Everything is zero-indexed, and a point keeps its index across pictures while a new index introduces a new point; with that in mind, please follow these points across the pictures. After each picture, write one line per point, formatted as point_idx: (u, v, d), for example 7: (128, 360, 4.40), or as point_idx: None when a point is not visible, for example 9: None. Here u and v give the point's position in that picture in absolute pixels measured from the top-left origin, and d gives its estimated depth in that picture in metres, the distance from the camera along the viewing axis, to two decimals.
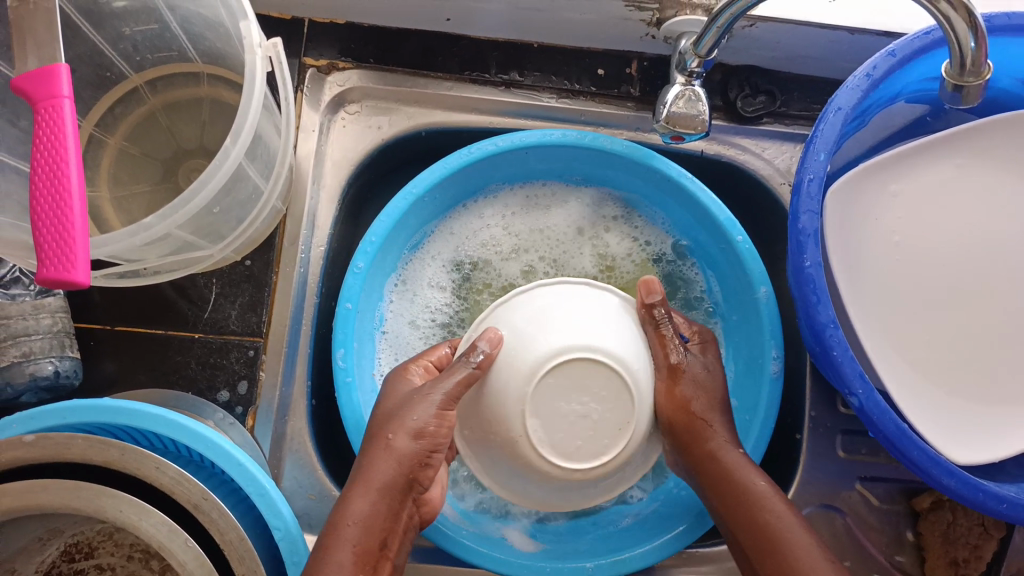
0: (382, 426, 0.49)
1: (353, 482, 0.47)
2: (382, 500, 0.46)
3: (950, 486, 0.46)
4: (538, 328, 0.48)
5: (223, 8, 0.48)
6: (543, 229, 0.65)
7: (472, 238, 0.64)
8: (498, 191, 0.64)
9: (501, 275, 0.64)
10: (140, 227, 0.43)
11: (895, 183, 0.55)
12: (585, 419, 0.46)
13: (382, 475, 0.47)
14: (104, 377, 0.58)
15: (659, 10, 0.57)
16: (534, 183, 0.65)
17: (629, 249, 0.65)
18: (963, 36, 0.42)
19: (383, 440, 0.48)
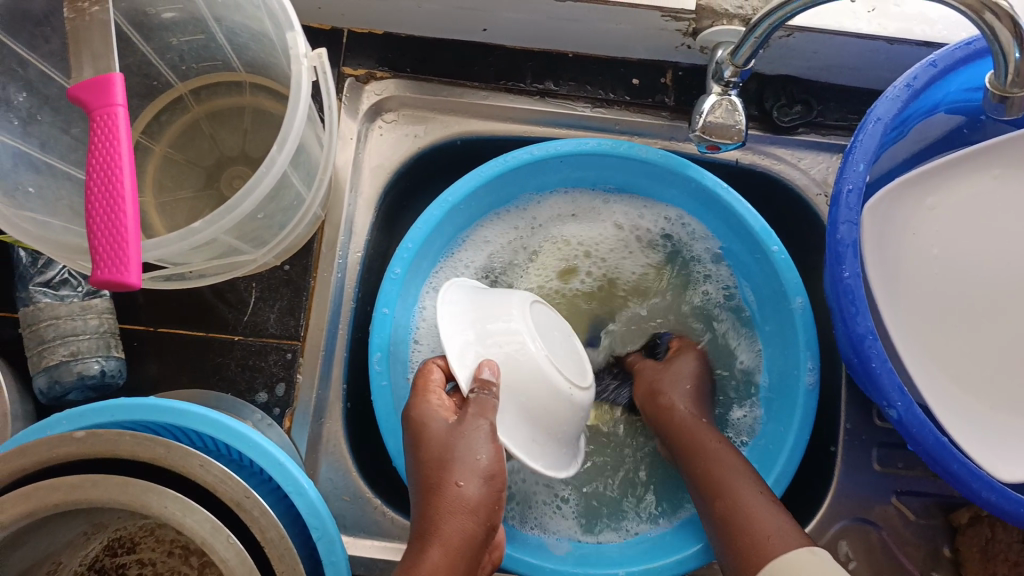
0: (444, 472, 0.46)
1: (426, 543, 0.43)
2: (460, 554, 0.43)
3: (991, 500, 0.45)
4: (493, 321, 0.52)
5: (268, 20, 0.49)
6: (570, 238, 0.66)
7: (501, 247, 0.65)
8: (526, 202, 0.65)
9: (531, 283, 0.65)
10: (190, 231, 0.44)
11: (933, 196, 0.54)
12: (570, 353, 0.56)
13: (452, 525, 0.44)
14: (147, 377, 0.60)
15: (696, 19, 0.57)
16: (558, 194, 0.65)
17: (647, 259, 0.66)
18: (1007, 47, 0.42)
19: (447, 488, 0.45)
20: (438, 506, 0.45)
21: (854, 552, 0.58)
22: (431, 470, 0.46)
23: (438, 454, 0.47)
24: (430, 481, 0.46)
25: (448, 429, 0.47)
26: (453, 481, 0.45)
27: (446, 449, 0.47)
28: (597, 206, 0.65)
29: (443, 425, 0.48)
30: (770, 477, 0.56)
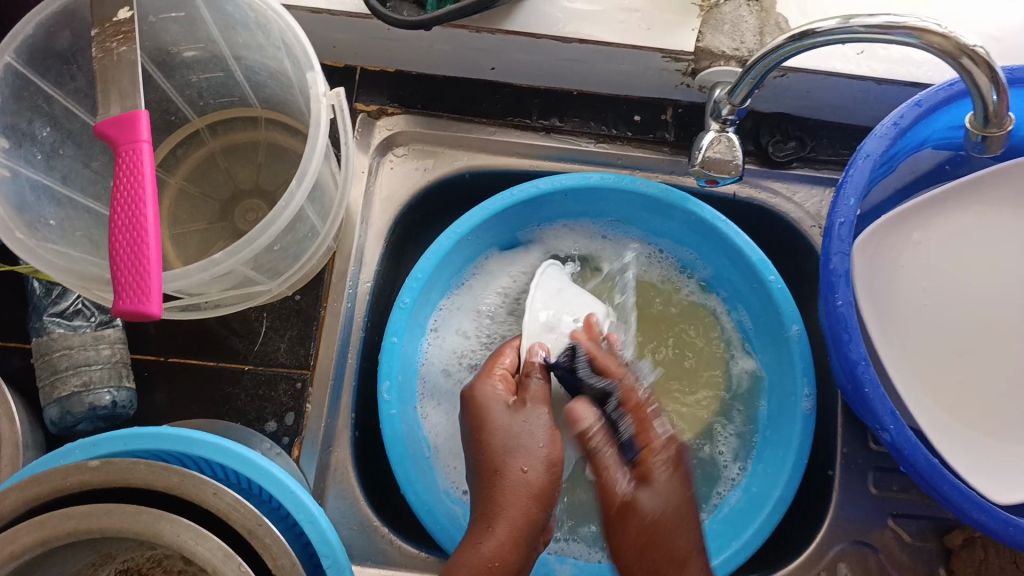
0: (511, 458, 0.47)
1: (489, 523, 0.44)
2: (527, 525, 0.44)
3: (983, 521, 0.47)
4: (563, 309, 0.59)
5: (286, 59, 0.51)
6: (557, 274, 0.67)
7: (489, 287, 0.65)
8: (521, 239, 0.66)
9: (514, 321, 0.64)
10: (211, 262, 0.45)
11: (919, 230, 0.57)
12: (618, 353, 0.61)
13: (520, 506, 0.45)
14: (156, 405, 0.60)
15: (695, 60, 0.59)
16: (555, 226, 0.67)
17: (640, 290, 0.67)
18: (986, 90, 0.45)
19: (519, 469, 0.46)
20: (506, 483, 0.45)
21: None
22: (497, 455, 0.47)
23: (506, 438, 0.48)
24: (498, 463, 0.47)
25: (515, 418, 0.49)
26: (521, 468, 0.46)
27: (520, 437, 0.48)
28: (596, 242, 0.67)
29: (510, 414, 0.49)
30: (769, 502, 0.57)
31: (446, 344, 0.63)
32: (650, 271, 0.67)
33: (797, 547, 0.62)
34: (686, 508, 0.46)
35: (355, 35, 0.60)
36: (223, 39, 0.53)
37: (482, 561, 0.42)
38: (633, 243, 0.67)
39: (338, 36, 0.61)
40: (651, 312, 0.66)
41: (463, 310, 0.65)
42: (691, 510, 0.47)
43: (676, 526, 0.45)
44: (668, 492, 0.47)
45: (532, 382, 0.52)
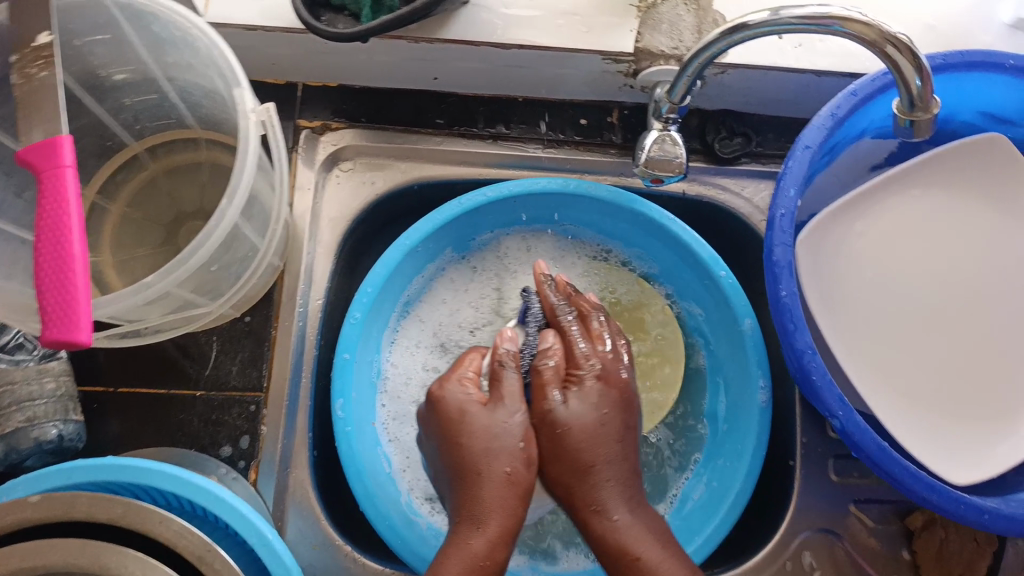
0: (493, 458, 0.45)
1: (475, 522, 0.44)
2: (511, 515, 0.44)
3: (932, 500, 0.46)
4: None
5: (217, 77, 0.50)
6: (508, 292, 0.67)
7: (438, 312, 0.65)
8: (458, 259, 0.66)
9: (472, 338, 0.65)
10: (141, 286, 0.44)
11: (861, 222, 0.58)
12: None
13: (502, 502, 0.44)
14: (107, 438, 0.59)
15: (635, 61, 0.59)
16: (494, 245, 0.67)
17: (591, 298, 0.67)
18: (910, 75, 0.45)
19: (503, 465, 0.45)
20: (487, 482, 0.45)
21: (818, 563, 0.60)
22: (475, 459, 0.45)
23: (490, 433, 0.46)
24: (477, 463, 0.45)
25: (495, 414, 0.47)
26: (506, 460, 0.45)
27: (502, 439, 0.46)
28: (553, 257, 0.67)
29: (490, 411, 0.47)
30: (731, 495, 0.57)
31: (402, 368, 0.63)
32: (603, 286, 0.67)
33: (762, 539, 0.62)
34: (603, 425, 0.47)
35: (294, 51, 0.60)
36: (153, 61, 0.52)
37: (473, 559, 0.42)
38: (577, 257, 0.68)
39: (276, 53, 0.61)
40: None
41: (419, 338, 0.64)
42: (614, 424, 0.47)
43: (595, 441, 0.46)
44: (590, 405, 0.48)
45: (508, 375, 0.49)
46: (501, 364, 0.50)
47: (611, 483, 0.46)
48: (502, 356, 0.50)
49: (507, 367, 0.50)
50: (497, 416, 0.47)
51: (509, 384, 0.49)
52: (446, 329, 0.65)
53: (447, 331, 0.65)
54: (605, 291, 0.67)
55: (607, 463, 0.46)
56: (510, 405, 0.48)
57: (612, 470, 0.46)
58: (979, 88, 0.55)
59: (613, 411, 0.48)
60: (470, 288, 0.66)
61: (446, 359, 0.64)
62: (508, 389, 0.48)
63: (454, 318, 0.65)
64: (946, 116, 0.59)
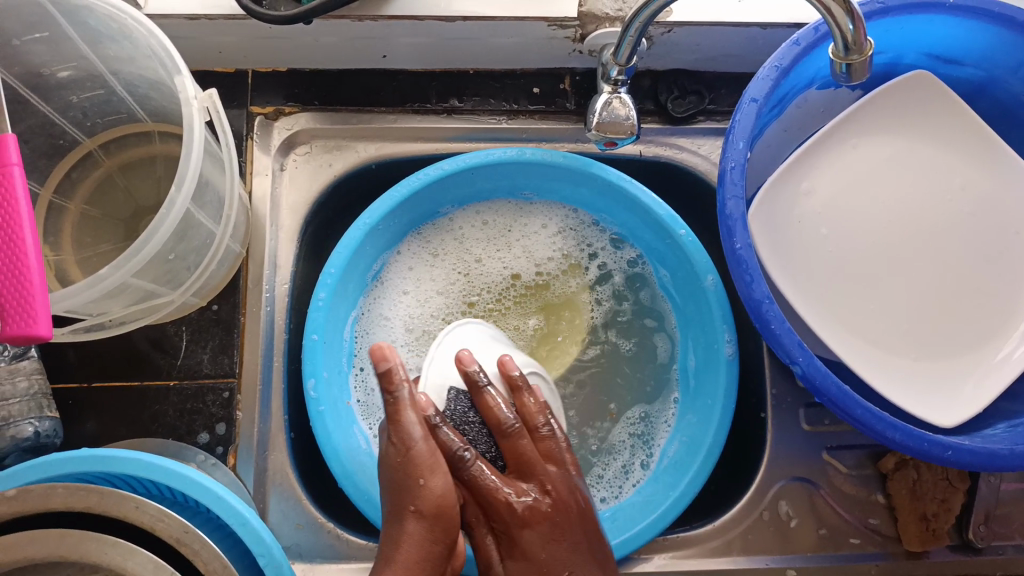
0: (397, 502, 0.41)
1: (399, 517, 0.40)
2: (434, 553, 0.40)
3: (897, 439, 0.46)
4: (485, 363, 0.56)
5: (160, 67, 0.51)
6: (480, 262, 0.67)
7: (409, 299, 0.66)
8: (416, 246, 0.67)
9: (445, 317, 0.66)
10: (97, 278, 0.44)
11: (807, 180, 0.58)
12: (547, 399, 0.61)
13: (411, 543, 0.39)
14: (86, 433, 0.59)
15: (581, 26, 0.59)
16: (468, 214, 0.68)
17: (553, 256, 0.68)
18: (839, 18, 0.42)
19: (405, 505, 0.41)
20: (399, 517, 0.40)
21: (795, 510, 0.61)
22: (394, 496, 0.41)
23: (397, 474, 0.42)
24: (390, 502, 0.41)
25: (391, 451, 0.43)
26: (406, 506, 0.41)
27: (403, 473, 0.41)
28: (512, 222, 0.68)
29: (388, 445, 0.43)
30: (704, 447, 0.57)
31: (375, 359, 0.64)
32: (569, 242, 0.68)
33: (738, 491, 0.63)
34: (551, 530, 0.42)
35: (239, 37, 0.60)
36: (95, 56, 0.53)
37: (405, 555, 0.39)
38: (553, 217, 0.68)
39: (222, 41, 0.61)
40: (560, 295, 0.67)
41: (394, 338, 0.65)
42: (569, 513, 0.44)
43: (559, 525, 0.43)
44: (529, 523, 0.42)
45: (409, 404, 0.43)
46: (388, 397, 0.43)
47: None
48: (398, 380, 0.43)
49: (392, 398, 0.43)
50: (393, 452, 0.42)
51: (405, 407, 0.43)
52: (420, 320, 0.66)
53: (422, 321, 0.66)
54: (572, 254, 0.68)
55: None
56: (409, 435, 0.42)
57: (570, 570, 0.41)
58: (923, 28, 0.56)
59: (555, 511, 0.43)
60: (435, 276, 0.67)
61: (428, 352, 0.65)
62: (408, 417, 0.42)
63: (423, 306, 0.66)
64: (892, 58, 0.60)
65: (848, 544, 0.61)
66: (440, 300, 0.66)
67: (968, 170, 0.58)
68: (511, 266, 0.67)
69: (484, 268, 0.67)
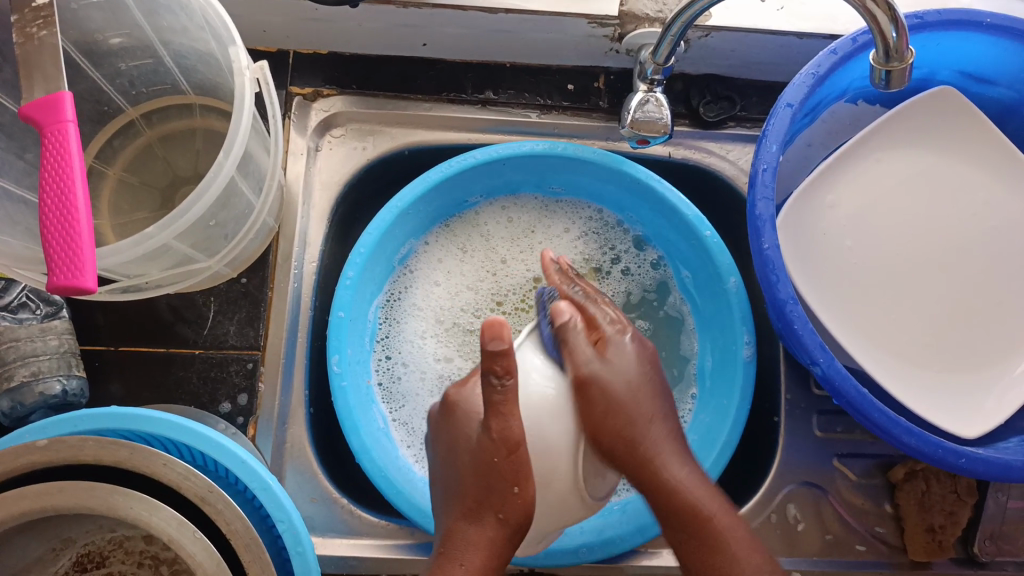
0: (485, 502, 0.43)
1: (471, 515, 0.44)
2: (505, 545, 0.43)
3: (912, 445, 0.47)
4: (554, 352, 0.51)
5: (212, 39, 0.52)
6: (506, 258, 0.68)
7: (435, 290, 0.67)
8: (444, 238, 0.68)
9: (469, 312, 0.66)
10: (143, 236, 0.46)
11: (832, 194, 0.59)
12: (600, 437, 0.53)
13: (490, 537, 0.43)
14: (110, 396, 0.60)
15: (620, 25, 0.61)
16: (495, 208, 0.69)
17: (575, 257, 0.69)
18: (884, 25, 0.43)
19: (492, 507, 0.43)
20: (477, 513, 0.43)
21: (802, 514, 0.62)
22: (469, 492, 0.44)
23: (482, 470, 0.43)
24: (476, 498, 0.44)
25: (487, 445, 0.42)
26: (495, 505, 0.43)
27: (494, 481, 0.43)
28: (537, 223, 0.69)
29: (482, 435, 0.43)
30: (717, 446, 0.58)
31: (399, 347, 0.65)
32: (593, 241, 0.69)
33: (747, 493, 0.64)
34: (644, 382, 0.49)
35: (284, 17, 0.61)
36: (147, 25, 0.54)
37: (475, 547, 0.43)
38: (578, 217, 0.69)
39: (268, 21, 0.62)
40: None
41: (419, 328, 0.66)
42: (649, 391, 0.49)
43: (637, 395, 0.48)
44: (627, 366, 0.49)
45: None
46: (495, 378, 0.39)
47: (676, 459, 0.47)
48: (501, 364, 0.38)
49: (498, 384, 0.39)
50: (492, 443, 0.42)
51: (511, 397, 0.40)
52: (446, 311, 0.66)
53: (449, 316, 0.66)
54: (594, 258, 0.69)
55: (664, 453, 0.47)
56: (506, 429, 0.41)
57: (676, 460, 0.47)
58: (958, 46, 0.56)
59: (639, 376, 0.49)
60: (461, 268, 0.68)
61: (451, 344, 0.66)
62: (511, 408, 0.41)
63: (449, 297, 0.67)
64: (926, 75, 0.61)
65: (854, 552, 0.61)
66: (466, 293, 0.67)
67: (994, 190, 0.59)
68: (536, 267, 0.68)
69: (511, 267, 0.68)
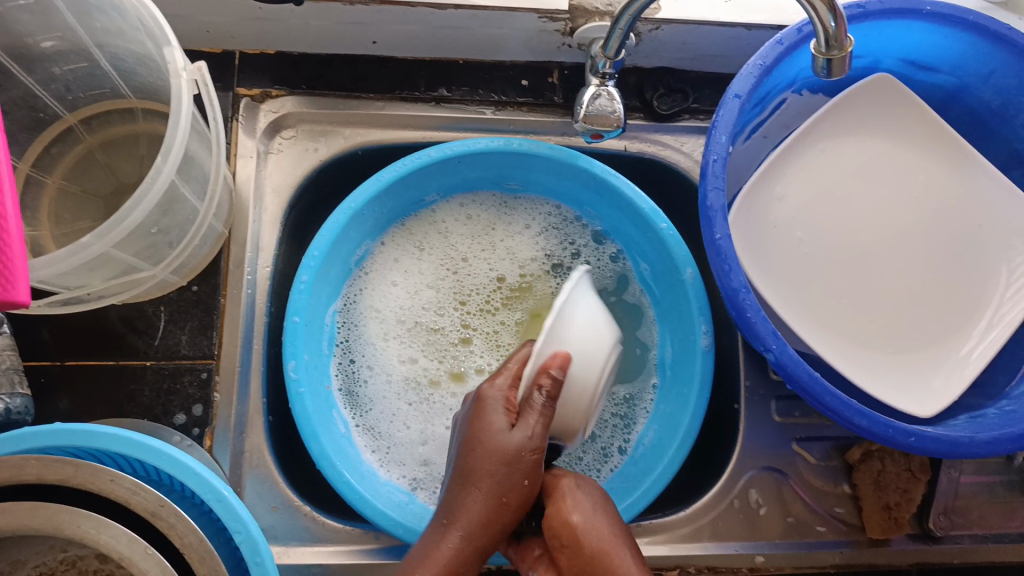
0: (493, 479, 0.46)
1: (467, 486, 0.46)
2: (488, 527, 0.45)
3: (862, 425, 0.48)
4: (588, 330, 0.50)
5: (149, 40, 0.51)
6: (467, 256, 0.68)
7: (395, 292, 0.66)
8: (403, 239, 0.67)
9: (430, 312, 0.66)
10: (79, 246, 0.44)
11: (781, 184, 0.60)
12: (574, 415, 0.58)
13: (483, 513, 0.45)
14: (58, 412, 0.58)
15: (571, 19, 0.60)
16: (453, 207, 0.68)
17: (536, 253, 0.69)
18: (822, 14, 0.44)
19: (496, 491, 0.46)
20: (480, 486, 0.46)
21: (764, 499, 0.63)
22: (478, 471, 0.46)
23: (499, 460, 0.46)
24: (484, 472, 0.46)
25: (518, 439, 0.46)
26: (499, 490, 0.46)
27: (512, 465, 0.46)
28: (496, 218, 0.69)
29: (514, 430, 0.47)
30: (678, 436, 0.59)
31: (360, 351, 0.64)
32: (552, 236, 0.69)
33: (710, 479, 0.65)
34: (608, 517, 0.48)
35: (229, 17, 0.60)
36: (82, 27, 0.52)
37: (468, 516, 0.45)
38: (537, 213, 0.69)
39: (211, 21, 0.60)
40: (543, 291, 0.68)
41: (379, 330, 0.65)
42: (613, 531, 0.47)
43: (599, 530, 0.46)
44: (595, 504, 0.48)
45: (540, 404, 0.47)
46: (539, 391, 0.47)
47: None
48: (547, 383, 0.47)
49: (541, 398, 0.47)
50: (523, 443, 0.46)
51: (539, 410, 0.46)
52: (407, 312, 0.66)
53: (410, 315, 0.66)
54: (555, 254, 0.69)
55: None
56: (535, 435, 0.46)
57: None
58: (900, 35, 0.58)
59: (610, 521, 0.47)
60: (420, 268, 0.67)
61: (412, 346, 0.65)
62: (535, 417, 0.47)
63: (410, 298, 0.66)
64: (869, 63, 0.62)
65: (814, 532, 0.63)
66: (427, 293, 0.66)
67: (938, 175, 0.60)
68: (498, 266, 0.68)
69: (472, 266, 0.67)
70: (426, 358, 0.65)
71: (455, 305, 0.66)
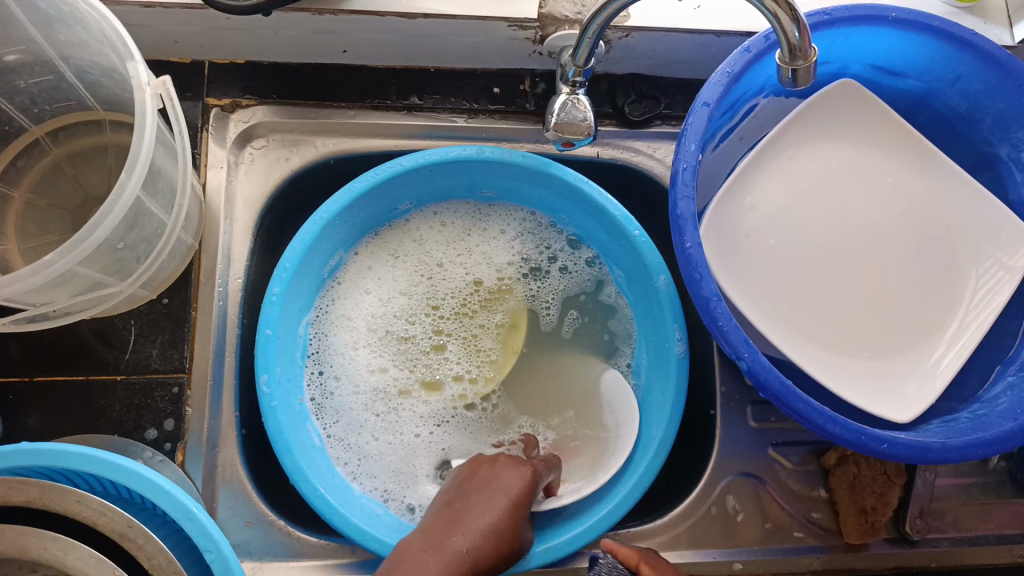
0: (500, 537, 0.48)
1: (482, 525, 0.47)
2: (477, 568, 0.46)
3: (834, 432, 0.48)
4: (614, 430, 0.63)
5: (113, 53, 0.50)
6: (441, 263, 0.67)
7: (368, 299, 0.66)
8: (376, 246, 0.67)
9: (404, 320, 0.65)
10: (41, 265, 0.43)
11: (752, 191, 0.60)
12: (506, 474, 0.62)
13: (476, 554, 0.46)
14: (27, 428, 0.57)
15: (541, 27, 0.60)
16: (427, 213, 0.68)
17: (511, 258, 0.68)
18: (786, 25, 0.44)
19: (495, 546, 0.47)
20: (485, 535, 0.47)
21: (741, 505, 0.63)
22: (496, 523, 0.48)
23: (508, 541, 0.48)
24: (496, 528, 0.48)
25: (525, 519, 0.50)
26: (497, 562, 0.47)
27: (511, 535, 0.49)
28: (471, 225, 0.69)
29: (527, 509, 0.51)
30: (652, 444, 0.58)
31: (332, 360, 0.64)
32: (527, 242, 0.69)
33: (687, 486, 0.65)
34: None
35: (196, 27, 0.59)
36: (45, 39, 0.52)
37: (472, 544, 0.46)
38: (512, 219, 0.69)
39: (178, 31, 0.60)
40: (518, 298, 0.68)
41: (352, 339, 0.64)
42: None
43: None
44: None
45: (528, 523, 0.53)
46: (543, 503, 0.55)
47: None
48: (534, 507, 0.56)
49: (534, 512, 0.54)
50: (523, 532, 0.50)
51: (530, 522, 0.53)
52: (380, 320, 0.65)
53: (384, 323, 0.65)
54: (532, 259, 0.69)
55: None
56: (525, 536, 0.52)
57: None
58: (867, 41, 0.58)
59: None
60: (394, 275, 0.67)
61: (386, 355, 0.64)
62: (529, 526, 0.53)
63: (383, 305, 0.65)
64: (838, 68, 0.62)
65: (791, 537, 0.63)
66: (400, 301, 0.66)
67: (908, 180, 0.61)
68: (473, 272, 0.68)
69: (446, 273, 0.67)
70: (400, 367, 0.64)
71: (429, 312, 0.66)
